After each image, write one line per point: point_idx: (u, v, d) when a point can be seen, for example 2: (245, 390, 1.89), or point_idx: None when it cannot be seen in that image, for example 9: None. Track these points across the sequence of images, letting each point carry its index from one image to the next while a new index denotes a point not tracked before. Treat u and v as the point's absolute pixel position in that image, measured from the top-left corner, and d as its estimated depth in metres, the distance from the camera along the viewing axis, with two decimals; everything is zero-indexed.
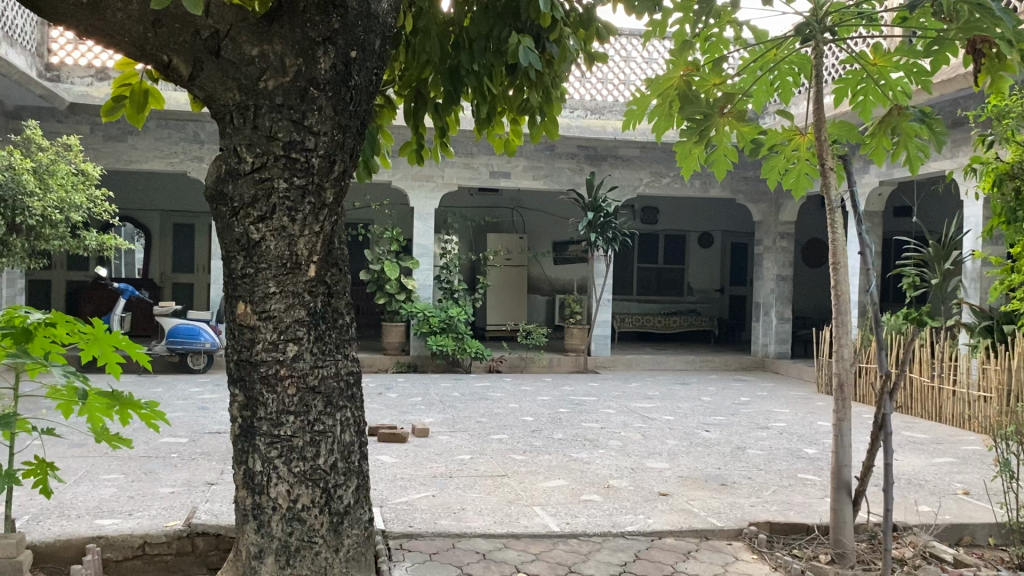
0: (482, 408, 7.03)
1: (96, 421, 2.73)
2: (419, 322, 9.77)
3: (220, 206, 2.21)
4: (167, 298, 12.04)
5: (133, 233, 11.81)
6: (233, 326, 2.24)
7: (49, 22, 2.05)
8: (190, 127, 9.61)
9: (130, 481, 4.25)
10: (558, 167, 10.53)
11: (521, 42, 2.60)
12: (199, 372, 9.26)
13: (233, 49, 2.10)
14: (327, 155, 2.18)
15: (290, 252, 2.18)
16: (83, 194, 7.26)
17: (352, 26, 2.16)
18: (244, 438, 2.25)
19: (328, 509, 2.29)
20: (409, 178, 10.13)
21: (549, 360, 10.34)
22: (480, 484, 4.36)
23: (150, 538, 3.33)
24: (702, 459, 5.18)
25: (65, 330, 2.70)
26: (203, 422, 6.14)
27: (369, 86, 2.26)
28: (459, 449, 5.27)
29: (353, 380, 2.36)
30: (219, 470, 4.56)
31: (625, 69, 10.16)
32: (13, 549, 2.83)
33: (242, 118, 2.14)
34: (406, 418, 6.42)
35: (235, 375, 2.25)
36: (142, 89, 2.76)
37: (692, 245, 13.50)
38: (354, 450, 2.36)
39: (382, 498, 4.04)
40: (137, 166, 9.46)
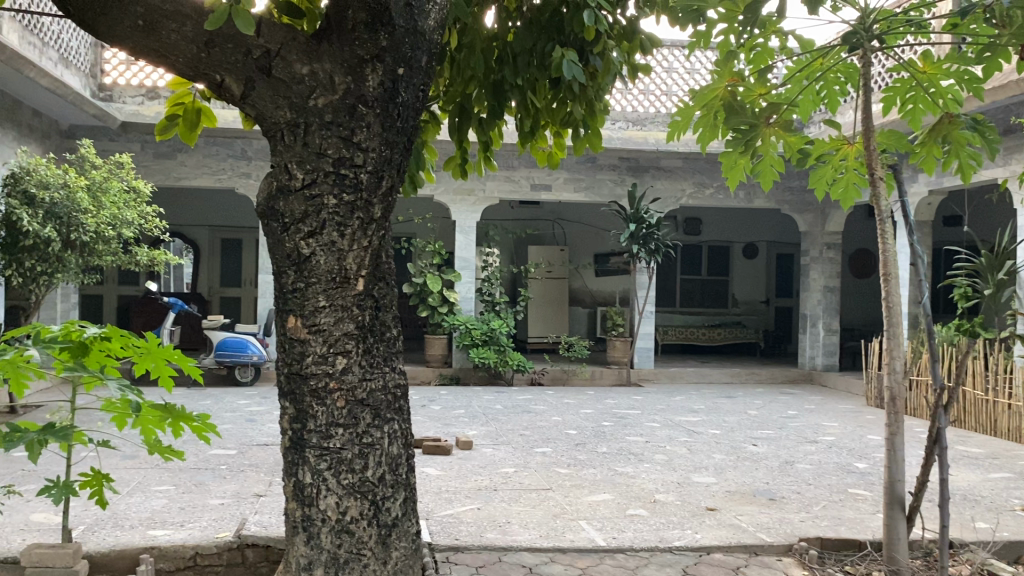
0: (526, 421, 7.02)
1: (149, 433, 2.78)
2: (461, 335, 9.80)
3: (271, 222, 2.24)
4: (215, 311, 12.25)
5: (182, 247, 12.06)
6: (284, 340, 2.26)
7: (110, 44, 2.14)
8: (238, 144, 9.78)
9: (181, 493, 4.32)
10: (599, 179, 10.51)
11: (564, 55, 2.60)
12: (246, 384, 9.39)
13: (284, 68, 2.14)
14: (375, 171, 2.21)
15: (339, 266, 2.21)
16: (134, 210, 7.44)
17: (400, 44, 2.18)
18: (294, 450, 2.27)
19: (376, 521, 2.30)
20: (450, 192, 10.19)
21: (591, 373, 10.31)
22: (524, 498, 4.34)
23: (201, 548, 3.39)
24: (750, 473, 5.11)
25: (120, 344, 2.76)
26: (251, 434, 6.22)
27: (416, 102, 2.29)
28: (503, 462, 5.26)
29: (400, 393, 2.38)
30: (267, 482, 4.61)
31: (668, 80, 10.15)
32: (70, 558, 2.89)
33: (293, 135, 2.18)
34: (450, 431, 6.44)
35: (285, 388, 2.28)
36: (194, 108, 2.81)
37: (736, 256, 13.37)
38: (401, 463, 2.37)
39: (428, 510, 4.05)
40: (186, 183, 9.65)
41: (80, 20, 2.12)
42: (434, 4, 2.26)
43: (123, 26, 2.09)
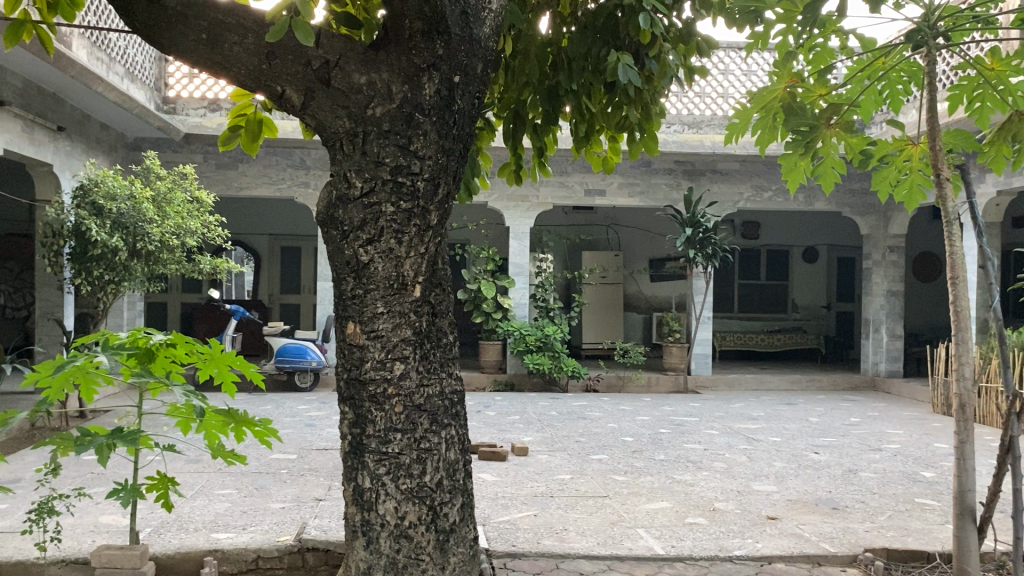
0: (581, 427, 6.98)
1: (212, 437, 2.83)
2: (515, 341, 9.80)
3: (331, 230, 2.27)
4: (275, 318, 12.47)
5: (243, 256, 12.34)
6: (343, 346, 2.29)
7: (175, 57, 2.20)
8: (297, 154, 9.94)
9: (243, 496, 4.40)
10: (654, 184, 10.44)
11: (620, 60, 2.58)
12: (306, 390, 9.53)
13: (342, 78, 2.18)
14: (432, 179, 2.22)
15: (397, 272, 2.22)
16: (198, 220, 7.61)
17: (456, 52, 2.19)
18: (354, 454, 2.29)
19: (434, 526, 2.31)
20: (504, 198, 10.22)
21: (647, 380, 10.22)
22: (581, 505, 4.32)
23: (263, 552, 3.45)
24: (812, 481, 5.01)
25: (184, 350, 2.82)
26: (311, 439, 6.31)
27: (472, 109, 2.30)
28: (560, 468, 5.25)
29: (456, 398, 2.39)
30: (326, 486, 4.67)
31: (725, 82, 10.05)
32: (138, 560, 2.96)
33: (352, 144, 2.21)
34: (505, 437, 6.45)
35: (345, 393, 2.30)
36: (256, 119, 2.86)
37: (796, 260, 13.14)
38: (458, 469, 2.38)
39: (485, 516, 4.06)
40: (247, 193, 9.86)
41: (145, 35, 2.19)
42: (490, 10, 2.28)
43: (186, 40, 2.15)
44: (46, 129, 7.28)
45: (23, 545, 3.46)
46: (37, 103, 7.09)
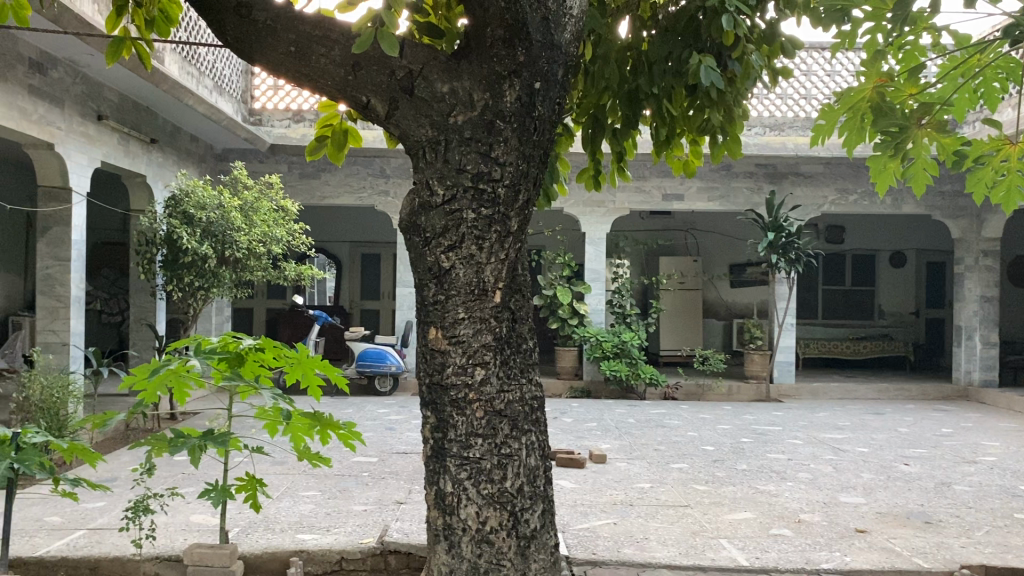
0: (661, 435, 6.89)
1: (298, 440, 2.91)
2: (592, 347, 9.75)
3: (413, 237, 2.30)
4: (356, 323, 12.71)
5: (325, 262, 12.61)
6: (425, 350, 2.31)
7: (265, 70, 2.29)
8: (377, 163, 10.10)
9: (327, 499, 4.49)
10: (734, 187, 10.27)
11: (703, 61, 2.55)
12: (386, 394, 9.68)
13: (425, 87, 2.21)
14: (512, 185, 2.23)
15: (478, 278, 2.23)
16: (283, 228, 7.80)
17: (536, 58, 2.20)
18: (436, 459, 2.31)
19: (516, 532, 2.30)
20: (581, 203, 10.22)
21: (728, 388, 10.03)
22: (662, 514, 4.27)
23: (347, 553, 3.51)
24: (903, 494, 4.83)
25: (272, 355, 2.90)
26: (391, 442, 6.40)
27: (552, 115, 2.30)
28: (639, 477, 5.18)
29: (537, 404, 2.38)
30: (407, 490, 4.72)
31: (807, 84, 9.84)
32: (227, 559, 3.04)
33: (434, 152, 2.23)
34: (583, 443, 6.42)
35: (427, 398, 2.32)
36: (341, 129, 2.91)
37: (882, 265, 12.76)
38: (539, 475, 2.37)
39: (564, 523, 4.04)
40: (329, 201, 10.08)
41: (236, 48, 2.28)
42: (570, 16, 2.28)
43: (276, 53, 2.23)
44: (141, 141, 7.59)
45: (121, 542, 3.59)
46: (131, 116, 7.39)
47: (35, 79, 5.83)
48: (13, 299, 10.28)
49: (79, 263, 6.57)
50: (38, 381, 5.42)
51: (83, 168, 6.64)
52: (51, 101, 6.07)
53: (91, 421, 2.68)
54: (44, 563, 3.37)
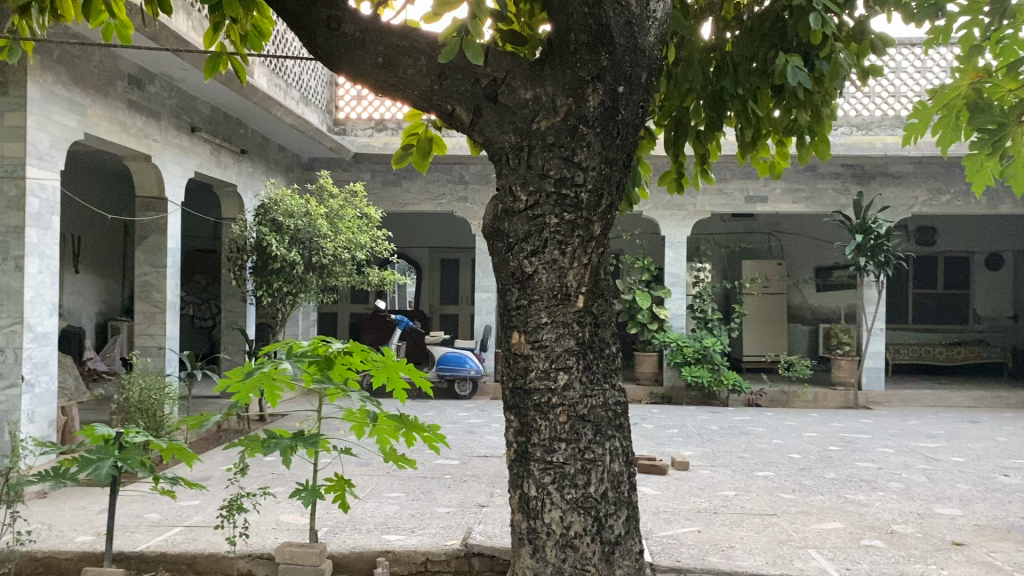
0: (744, 443, 6.77)
1: (384, 442, 2.97)
2: (673, 353, 9.65)
3: (497, 243, 2.32)
4: (436, 328, 12.87)
5: (405, 268, 12.80)
6: (508, 355, 2.33)
7: (353, 81, 2.36)
8: (456, 169, 10.20)
9: (410, 500, 4.56)
10: (820, 189, 10.02)
11: (789, 61, 2.51)
12: (465, 398, 9.77)
13: (509, 94, 2.24)
14: (595, 190, 2.23)
15: (560, 283, 2.24)
16: (367, 234, 7.93)
17: (620, 62, 2.21)
18: (519, 462, 2.32)
19: (600, 538, 2.29)
20: (661, 207, 10.13)
21: (814, 395, 9.78)
22: (748, 522, 4.19)
23: (432, 555, 3.55)
24: (1003, 506, 4.63)
25: (360, 358, 2.97)
26: (473, 445, 6.46)
27: (635, 119, 2.30)
28: (723, 484, 5.10)
29: (620, 410, 2.37)
30: (488, 493, 4.76)
31: (896, 81, 9.54)
32: (316, 557, 3.12)
33: (517, 158, 2.26)
34: (665, 450, 6.36)
35: (510, 402, 2.34)
36: (426, 137, 2.96)
37: (977, 267, 12.22)
38: (623, 481, 2.35)
39: (647, 530, 4.01)
40: (410, 208, 10.23)
41: (325, 61, 2.36)
42: (655, 19, 2.27)
43: (365, 65, 2.30)
44: (232, 152, 7.86)
45: (215, 539, 3.72)
46: (222, 127, 7.66)
47: (134, 94, 6.09)
48: (113, 304, 10.74)
49: (174, 269, 6.83)
50: (137, 384, 5.66)
51: (178, 178, 6.91)
52: (148, 115, 6.33)
53: (189, 421, 2.79)
54: (144, 558, 3.51)
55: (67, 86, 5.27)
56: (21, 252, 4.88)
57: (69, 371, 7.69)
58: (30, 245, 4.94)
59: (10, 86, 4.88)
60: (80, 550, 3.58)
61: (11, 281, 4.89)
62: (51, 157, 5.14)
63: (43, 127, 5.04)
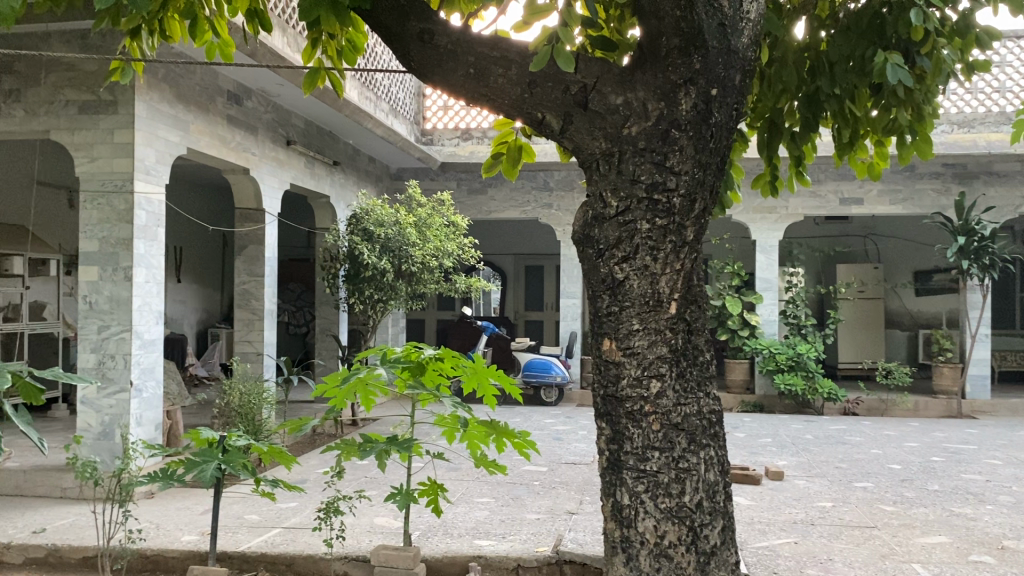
0: (841, 452, 6.57)
1: (475, 448, 2.99)
2: (765, 360, 9.46)
3: (587, 249, 2.31)
4: (521, 334, 12.92)
5: (491, 275, 12.90)
6: (600, 362, 2.31)
7: (444, 92, 2.41)
8: (540, 176, 10.24)
9: (500, 506, 4.58)
10: (919, 189, 9.66)
11: (889, 59, 2.43)
12: (551, 404, 9.79)
13: (600, 100, 2.25)
14: (688, 194, 2.21)
15: (652, 289, 2.21)
16: (454, 242, 8.02)
17: (713, 65, 2.18)
18: (612, 471, 2.28)
19: (695, 548, 2.22)
20: (751, 210, 9.94)
21: (914, 403, 9.41)
22: (847, 534, 4.06)
23: (523, 561, 3.57)
24: None
25: (451, 364, 3.01)
26: (561, 452, 6.45)
27: (729, 122, 2.26)
28: (819, 495, 4.96)
29: (715, 419, 2.31)
30: (578, 500, 4.74)
31: (1000, 76, 9.13)
32: (411, 561, 3.17)
33: (608, 164, 2.25)
34: (758, 459, 6.22)
35: (601, 409, 2.32)
36: (515, 145, 2.98)
37: None
38: (719, 491, 2.29)
39: (741, 541, 3.94)
40: (496, 216, 10.32)
41: (419, 73, 2.42)
42: (749, 20, 2.23)
43: (457, 76, 2.35)
44: (325, 163, 8.08)
45: (313, 540, 3.83)
46: (316, 140, 7.88)
47: (233, 110, 6.33)
48: (212, 312, 11.16)
49: (271, 278, 7.05)
50: (236, 389, 5.87)
51: (274, 190, 7.14)
52: (246, 130, 6.57)
53: (288, 425, 2.87)
54: (246, 558, 3.62)
55: (170, 104, 5.51)
56: (130, 263, 5.12)
57: (172, 377, 8.00)
58: (138, 256, 5.17)
59: (120, 105, 5.13)
60: (186, 548, 3.73)
61: (121, 290, 5.13)
62: (157, 172, 5.38)
63: (150, 143, 5.28)
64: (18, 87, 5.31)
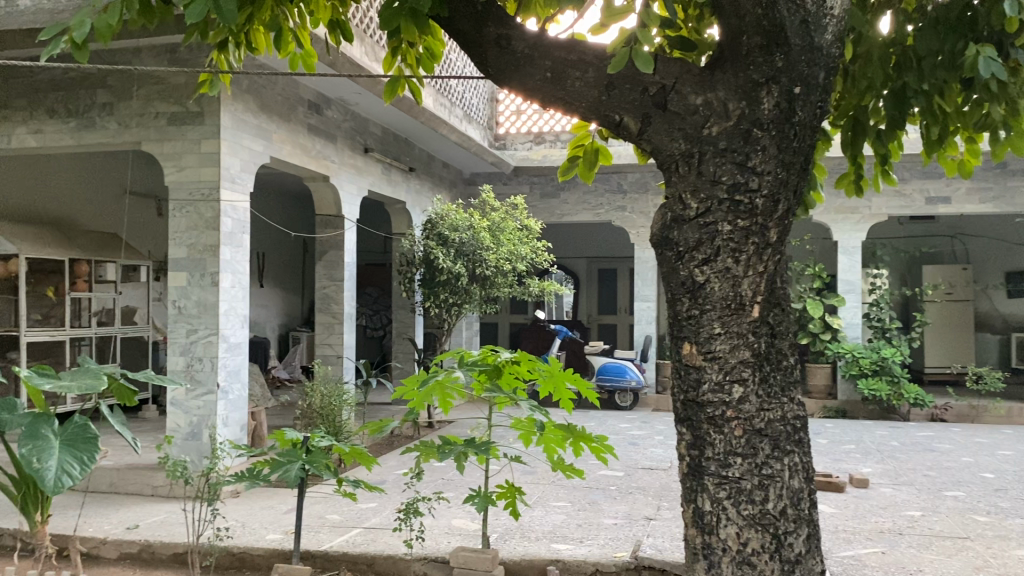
0: (929, 460, 6.34)
1: (552, 451, 2.99)
2: (848, 364, 9.21)
3: (666, 251, 2.29)
4: (594, 337, 12.85)
5: (563, 278, 12.87)
6: (680, 366, 2.28)
7: (519, 96, 2.43)
8: (614, 179, 10.19)
9: (577, 510, 4.57)
10: (1011, 187, 9.28)
11: (982, 52, 2.34)
12: (626, 409, 9.72)
13: (679, 101, 2.23)
14: (771, 195, 2.16)
15: (735, 292, 2.18)
16: (527, 246, 8.04)
17: (796, 62, 2.14)
18: (693, 477, 2.25)
19: (780, 556, 2.17)
20: (833, 210, 9.69)
21: (1008, 410, 9.02)
22: (938, 545, 3.92)
23: (601, 566, 3.55)
24: None
25: (527, 367, 3.02)
26: (637, 457, 6.39)
27: (814, 121, 2.21)
28: (908, 504, 4.80)
29: (800, 424, 2.25)
30: (655, 506, 4.70)
31: None
32: (489, 563, 3.18)
33: (687, 165, 2.23)
34: (841, 466, 6.06)
35: (681, 415, 2.28)
36: (592, 148, 2.96)
37: None
38: (804, 498, 2.23)
39: (826, 550, 3.84)
40: (569, 219, 10.30)
41: (496, 79, 2.46)
42: (833, 16, 2.19)
43: (533, 80, 2.37)
44: (401, 170, 8.20)
45: (393, 541, 3.88)
46: (392, 147, 8.01)
47: (313, 119, 6.48)
48: (293, 316, 11.42)
49: (350, 282, 7.18)
50: (318, 391, 6.00)
51: (353, 196, 7.27)
52: (326, 138, 6.71)
53: (369, 427, 2.92)
54: (328, 557, 3.70)
55: (254, 114, 5.67)
56: (217, 269, 5.28)
57: (256, 379, 8.21)
58: (224, 262, 5.33)
59: (206, 116, 5.30)
60: (270, 547, 3.83)
61: (208, 295, 5.29)
62: (242, 180, 5.54)
63: (235, 153, 5.44)
64: (111, 101, 5.53)
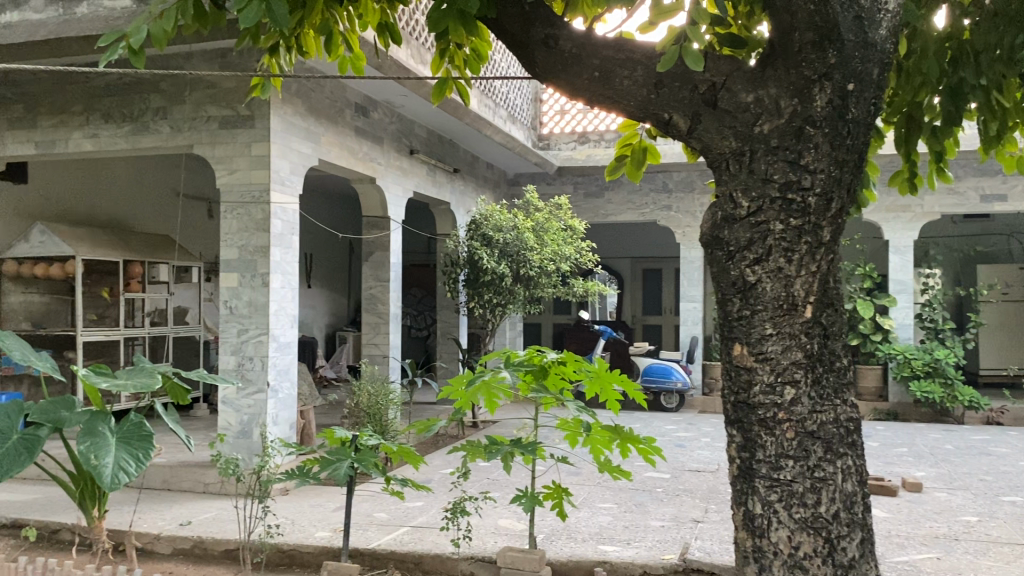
0: (986, 464, 6.18)
1: (598, 452, 2.98)
2: (899, 366, 9.04)
3: (716, 250, 2.26)
4: (639, 338, 12.77)
5: (608, 278, 12.82)
6: (730, 367, 2.25)
7: (567, 95, 2.43)
8: (659, 178, 10.12)
9: (623, 511, 4.55)
10: None
11: None
12: (672, 410, 9.65)
13: (729, 98, 2.21)
14: (824, 193, 2.13)
15: (786, 292, 2.15)
16: (571, 246, 8.02)
17: (850, 59, 2.10)
18: (743, 479, 2.23)
19: (832, 560, 2.13)
20: (884, 209, 9.51)
21: None
22: (995, 551, 3.83)
23: (649, 568, 3.53)
24: None
25: (573, 368, 3.02)
26: (684, 459, 6.33)
27: (869, 117, 2.16)
28: (963, 509, 4.68)
29: (854, 427, 2.21)
30: (703, 508, 4.65)
31: None
32: (536, 563, 3.18)
33: (738, 163, 2.20)
34: (894, 470, 5.94)
35: (732, 416, 2.26)
36: (641, 147, 2.94)
37: None
38: (857, 501, 2.19)
39: (879, 555, 3.77)
40: (614, 219, 10.26)
41: (544, 79, 2.46)
42: (887, 11, 2.14)
43: (581, 80, 2.37)
44: (446, 171, 8.24)
45: (440, 540, 3.90)
46: (437, 148, 8.05)
47: (360, 121, 6.54)
48: (339, 316, 11.54)
49: (396, 283, 7.23)
50: (365, 390, 6.06)
51: (399, 197, 7.33)
52: (373, 140, 6.77)
53: (417, 426, 2.94)
54: (376, 555, 3.74)
55: (303, 117, 5.74)
56: (267, 270, 5.35)
57: (304, 378, 8.31)
58: (274, 263, 5.41)
59: (256, 120, 5.39)
60: (320, 544, 3.87)
61: (258, 296, 5.38)
62: (291, 182, 5.62)
63: (284, 155, 5.52)
64: (165, 105, 5.65)
